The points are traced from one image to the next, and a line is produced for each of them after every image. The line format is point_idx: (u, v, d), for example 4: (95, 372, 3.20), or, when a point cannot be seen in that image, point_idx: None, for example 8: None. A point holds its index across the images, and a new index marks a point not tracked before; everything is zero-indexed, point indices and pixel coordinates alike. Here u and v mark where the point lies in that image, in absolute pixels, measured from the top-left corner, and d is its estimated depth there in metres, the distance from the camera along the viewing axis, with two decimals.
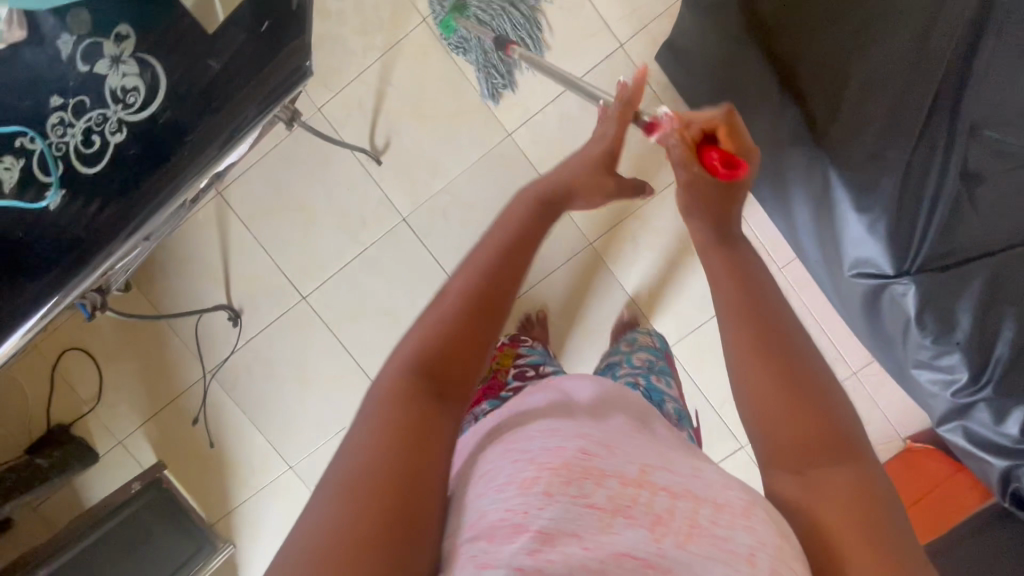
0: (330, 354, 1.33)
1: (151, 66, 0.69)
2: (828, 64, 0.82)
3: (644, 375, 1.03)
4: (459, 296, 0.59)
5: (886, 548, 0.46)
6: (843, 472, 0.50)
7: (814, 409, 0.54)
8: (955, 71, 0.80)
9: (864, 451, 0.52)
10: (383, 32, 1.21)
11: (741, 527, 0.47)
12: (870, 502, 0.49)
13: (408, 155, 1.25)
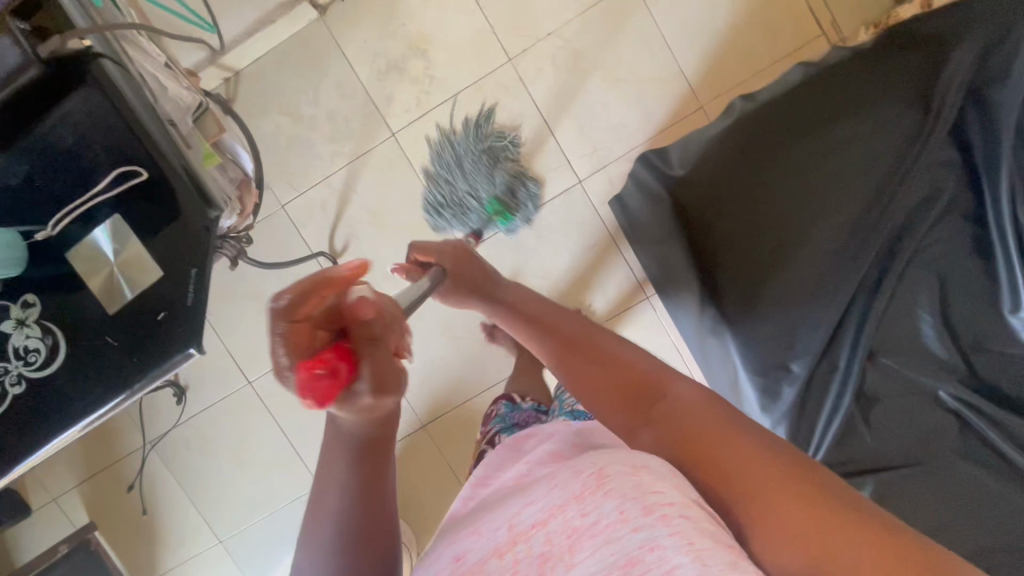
0: (270, 438, 1.35)
1: (54, 331, 0.69)
2: (742, 261, 0.87)
3: None
4: (343, 483, 0.53)
5: (744, 467, 0.45)
6: (660, 414, 0.53)
7: (622, 380, 0.59)
8: (865, 296, 0.84)
9: (659, 380, 0.57)
10: (352, 141, 1.24)
11: (605, 501, 0.46)
12: (703, 424, 0.49)
13: (365, 259, 1.28)
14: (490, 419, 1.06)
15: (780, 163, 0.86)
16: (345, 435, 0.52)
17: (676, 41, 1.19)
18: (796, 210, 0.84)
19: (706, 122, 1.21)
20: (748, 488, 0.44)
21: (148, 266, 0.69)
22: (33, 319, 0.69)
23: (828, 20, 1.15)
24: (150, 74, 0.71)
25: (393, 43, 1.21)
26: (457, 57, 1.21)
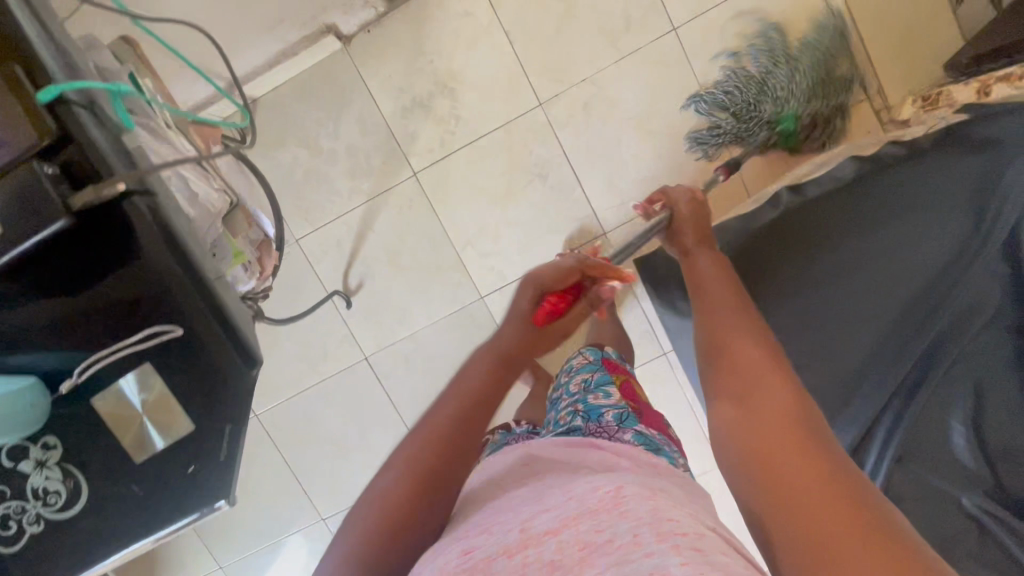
0: (274, 471, 1.34)
1: (75, 475, 0.59)
2: (792, 322, 0.81)
3: (582, 399, 0.91)
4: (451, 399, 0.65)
5: (804, 480, 0.40)
6: (749, 408, 0.47)
7: (735, 365, 0.53)
8: (897, 403, 0.82)
9: (774, 375, 0.50)
10: (371, 178, 1.20)
11: (621, 520, 0.43)
12: (784, 430, 0.44)
13: (379, 299, 1.25)
14: (479, 446, 1.00)
15: (837, 221, 0.80)
16: (502, 347, 0.71)
17: None
18: (849, 286, 0.80)
19: (745, 202, 1.18)
20: (798, 490, 0.40)
21: (180, 417, 0.58)
22: (55, 462, 0.59)
23: (874, 87, 1.10)
24: (184, 211, 0.59)
25: (419, 79, 1.15)
26: (485, 98, 1.16)
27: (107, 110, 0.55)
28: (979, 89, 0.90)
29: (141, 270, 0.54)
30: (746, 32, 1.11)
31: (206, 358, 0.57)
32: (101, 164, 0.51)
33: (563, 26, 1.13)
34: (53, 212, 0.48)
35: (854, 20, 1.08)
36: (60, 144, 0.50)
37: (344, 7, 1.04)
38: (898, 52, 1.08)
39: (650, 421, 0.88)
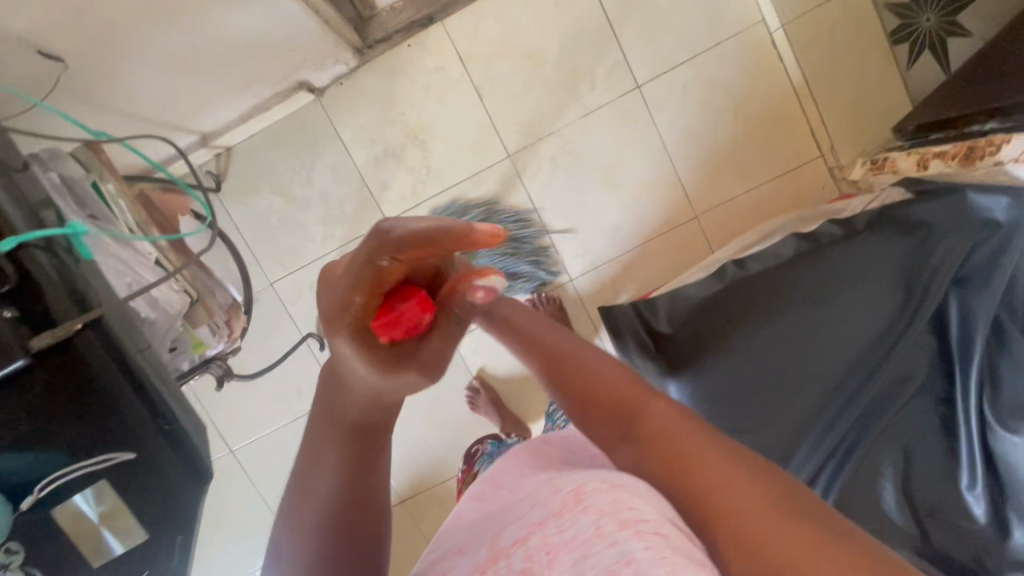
0: (249, 505, 1.37)
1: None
2: (736, 390, 0.86)
3: None
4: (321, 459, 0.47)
5: (722, 489, 0.37)
6: (637, 439, 0.44)
7: (591, 393, 0.48)
8: (837, 461, 0.86)
9: (635, 390, 0.47)
10: (344, 224, 1.23)
11: (583, 516, 0.42)
12: (681, 445, 0.41)
13: None
14: (473, 458, 0.92)
15: (787, 297, 0.85)
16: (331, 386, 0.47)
17: (676, 153, 1.19)
18: (791, 355, 0.85)
19: (707, 255, 1.22)
20: (723, 499, 0.37)
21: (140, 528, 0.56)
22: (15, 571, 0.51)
23: (827, 147, 1.16)
24: (139, 341, 0.58)
25: (391, 130, 1.19)
26: (455, 149, 1.20)
27: (64, 253, 0.58)
28: (919, 163, 0.95)
29: (109, 407, 0.52)
30: (705, 93, 1.16)
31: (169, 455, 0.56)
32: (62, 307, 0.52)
33: (530, 82, 1.17)
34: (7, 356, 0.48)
35: (809, 83, 1.13)
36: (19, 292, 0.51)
37: (316, 65, 1.07)
38: (851, 114, 1.13)
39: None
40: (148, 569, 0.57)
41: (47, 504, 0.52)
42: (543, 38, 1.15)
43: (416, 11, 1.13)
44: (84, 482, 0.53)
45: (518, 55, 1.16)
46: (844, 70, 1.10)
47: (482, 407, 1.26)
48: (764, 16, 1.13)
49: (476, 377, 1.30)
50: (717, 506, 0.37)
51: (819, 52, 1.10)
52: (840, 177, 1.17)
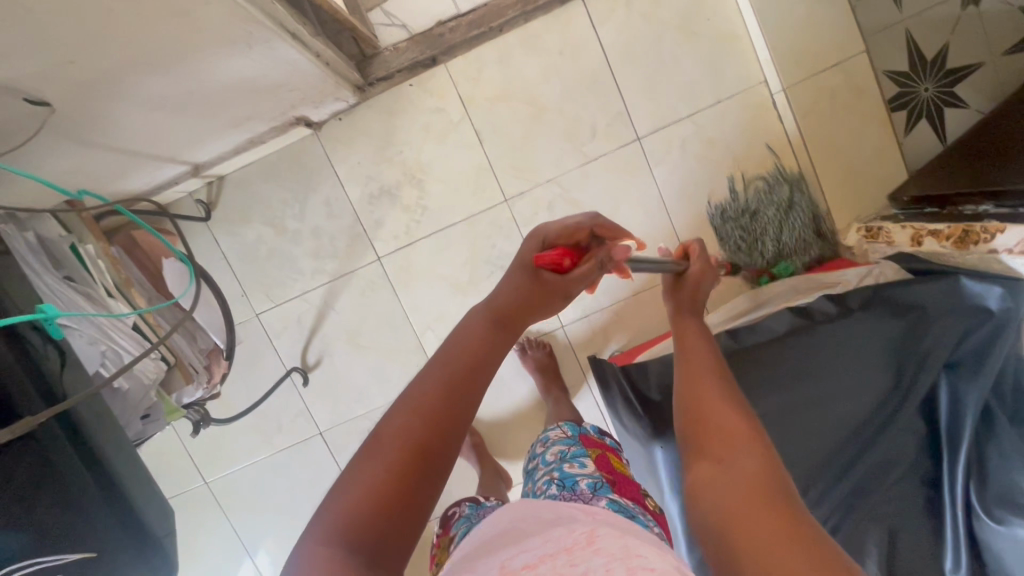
0: (220, 538, 1.33)
1: None
2: None
3: (558, 467, 0.82)
4: (423, 387, 0.49)
5: (772, 542, 0.35)
6: (714, 478, 0.44)
7: (703, 439, 0.49)
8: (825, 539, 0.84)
9: (746, 437, 0.47)
10: (336, 260, 1.21)
11: (594, 557, 0.45)
12: (748, 499, 0.40)
13: (336, 377, 1.26)
14: (450, 522, 0.84)
15: (783, 372, 0.84)
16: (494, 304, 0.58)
17: (674, 206, 1.18)
18: (781, 432, 0.82)
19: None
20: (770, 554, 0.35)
21: None
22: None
23: (822, 211, 1.15)
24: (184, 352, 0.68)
25: (387, 168, 1.18)
26: (452, 191, 1.19)
27: (32, 340, 0.66)
28: (914, 237, 0.95)
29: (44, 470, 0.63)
30: (704, 147, 1.16)
31: None
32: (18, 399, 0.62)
33: (530, 129, 1.16)
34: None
35: (808, 146, 1.12)
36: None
37: (314, 103, 1.06)
38: (848, 179, 1.12)
39: (627, 493, 0.76)
40: None
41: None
42: (546, 86, 1.15)
43: (419, 52, 1.12)
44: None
45: (520, 101, 1.15)
46: (842, 134, 1.10)
47: (466, 452, 1.24)
48: (766, 78, 1.13)
49: None
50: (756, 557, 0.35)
51: (819, 116, 1.10)
52: (834, 243, 1.16)
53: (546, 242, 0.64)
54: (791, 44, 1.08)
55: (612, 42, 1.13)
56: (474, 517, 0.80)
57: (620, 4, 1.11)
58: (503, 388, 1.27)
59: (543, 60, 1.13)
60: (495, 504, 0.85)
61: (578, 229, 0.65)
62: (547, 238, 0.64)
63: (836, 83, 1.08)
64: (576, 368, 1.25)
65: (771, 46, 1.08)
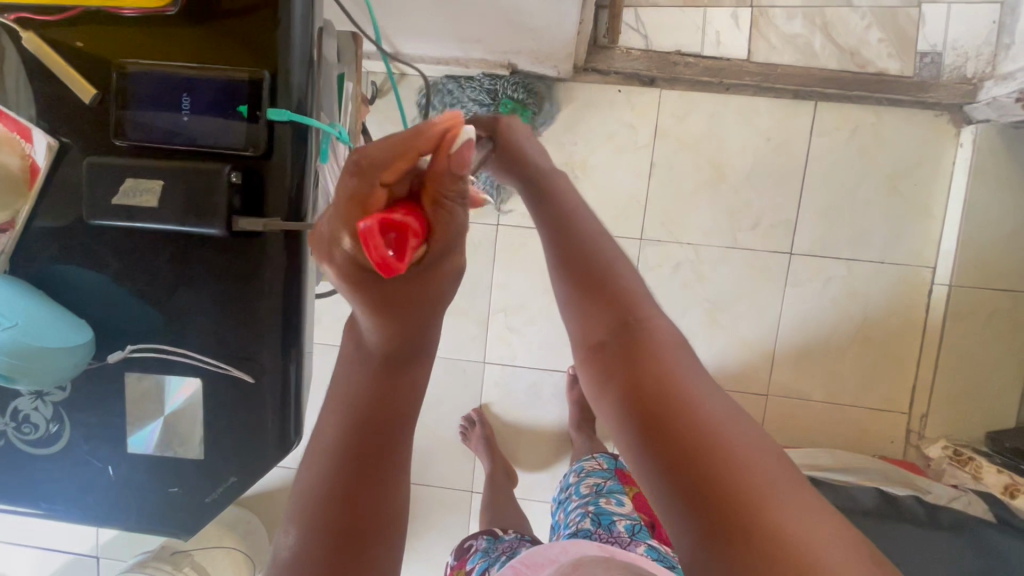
0: None
1: (58, 422, 0.43)
2: None
3: (593, 502, 0.90)
4: (339, 383, 0.45)
5: (727, 440, 0.38)
6: (622, 362, 0.46)
7: (597, 322, 0.50)
8: None
9: (646, 310, 0.50)
10: None
11: None
12: (679, 384, 0.42)
13: None
14: (467, 555, 0.92)
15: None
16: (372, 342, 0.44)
17: (786, 330, 1.16)
18: None
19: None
20: (715, 441, 0.38)
21: (193, 442, 0.42)
22: (51, 402, 0.43)
23: (918, 411, 1.13)
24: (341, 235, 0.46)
25: (554, 151, 1.16)
26: (599, 203, 1.16)
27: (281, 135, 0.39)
28: (1007, 487, 0.95)
29: (244, 285, 0.41)
30: (844, 295, 1.14)
31: (253, 413, 0.42)
32: (278, 204, 0.40)
33: (701, 189, 1.14)
34: (210, 216, 0.39)
35: (940, 349, 1.10)
36: (255, 165, 0.39)
37: (535, 59, 1.04)
38: (959, 397, 1.10)
39: (663, 539, 0.84)
40: (133, 513, 0.43)
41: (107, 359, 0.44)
42: (737, 159, 1.13)
43: (646, 68, 1.10)
44: (177, 373, 0.42)
45: (706, 160, 1.14)
46: (976, 354, 1.09)
47: (474, 442, 1.21)
48: (935, 265, 1.11)
49: (477, 409, 1.24)
50: (704, 456, 0.37)
51: (966, 327, 1.08)
52: (913, 443, 1.14)
53: (350, 247, 0.36)
54: (978, 250, 1.06)
55: (819, 155, 1.11)
56: (491, 552, 0.88)
57: (846, 127, 1.10)
58: (537, 401, 1.24)
59: (750, 136, 1.12)
60: (512, 540, 0.91)
61: (374, 191, 0.35)
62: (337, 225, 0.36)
63: (997, 307, 1.08)
64: None
65: (961, 241, 1.06)
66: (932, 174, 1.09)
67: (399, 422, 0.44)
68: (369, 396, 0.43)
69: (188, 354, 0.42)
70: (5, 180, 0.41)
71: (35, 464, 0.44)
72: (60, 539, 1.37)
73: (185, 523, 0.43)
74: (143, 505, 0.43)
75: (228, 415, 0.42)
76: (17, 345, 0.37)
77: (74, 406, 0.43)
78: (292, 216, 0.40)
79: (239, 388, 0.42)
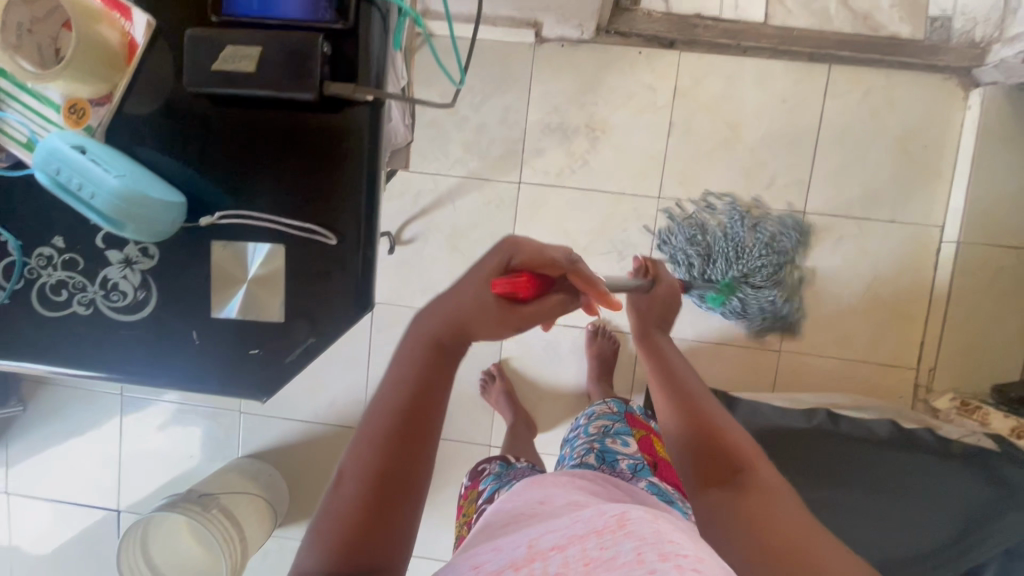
0: None
1: (145, 290, 0.56)
2: None
3: (600, 441, 0.92)
4: (401, 368, 0.52)
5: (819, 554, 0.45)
6: (733, 493, 0.52)
7: (706, 453, 0.56)
8: None
9: (754, 458, 0.56)
10: (482, 162, 1.22)
11: (624, 539, 0.36)
12: (780, 525, 0.48)
13: (417, 263, 1.26)
14: (480, 477, 0.95)
15: (854, 473, 0.87)
16: (427, 324, 0.53)
17: (798, 288, 1.20)
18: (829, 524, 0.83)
19: (766, 390, 1.23)
20: (807, 553, 0.45)
21: (275, 302, 0.54)
22: (140, 268, 0.55)
23: (926, 365, 1.17)
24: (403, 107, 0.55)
25: (576, 111, 1.19)
26: (618, 162, 1.20)
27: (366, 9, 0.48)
28: (1015, 430, 0.96)
29: (333, 157, 0.52)
30: (854, 253, 1.18)
31: (330, 268, 0.53)
32: (360, 71, 0.49)
33: (717, 149, 1.18)
34: (306, 80, 0.47)
35: (948, 305, 1.14)
36: (343, 37, 0.48)
37: (560, 18, 1.08)
38: (966, 352, 1.14)
39: (663, 477, 0.87)
40: (204, 365, 0.55)
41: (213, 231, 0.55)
42: (752, 120, 1.17)
43: (667, 30, 1.14)
44: (270, 235, 0.53)
45: (723, 121, 1.17)
46: (985, 308, 1.12)
47: (494, 395, 1.24)
48: (943, 224, 1.15)
49: (497, 364, 1.28)
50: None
51: (974, 284, 1.12)
52: (921, 397, 1.18)
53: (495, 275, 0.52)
54: (987, 210, 1.10)
55: (832, 117, 1.15)
56: (501, 477, 0.90)
57: (858, 89, 1.14)
58: (555, 358, 1.27)
59: (766, 98, 1.16)
60: (523, 468, 0.94)
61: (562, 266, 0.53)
62: (517, 254, 0.53)
63: (1005, 263, 1.11)
64: (627, 376, 1.26)
65: (969, 200, 1.10)
66: (941, 136, 1.14)
67: (436, 411, 0.51)
68: (418, 382, 0.51)
69: (268, 218, 0.53)
70: (108, 54, 0.51)
71: (124, 324, 0.56)
72: (81, 492, 1.40)
73: (258, 379, 0.54)
74: (227, 363, 0.55)
75: (308, 268, 0.53)
76: (124, 190, 0.48)
77: (167, 269, 0.54)
78: (372, 82, 0.49)
79: (317, 256, 0.53)
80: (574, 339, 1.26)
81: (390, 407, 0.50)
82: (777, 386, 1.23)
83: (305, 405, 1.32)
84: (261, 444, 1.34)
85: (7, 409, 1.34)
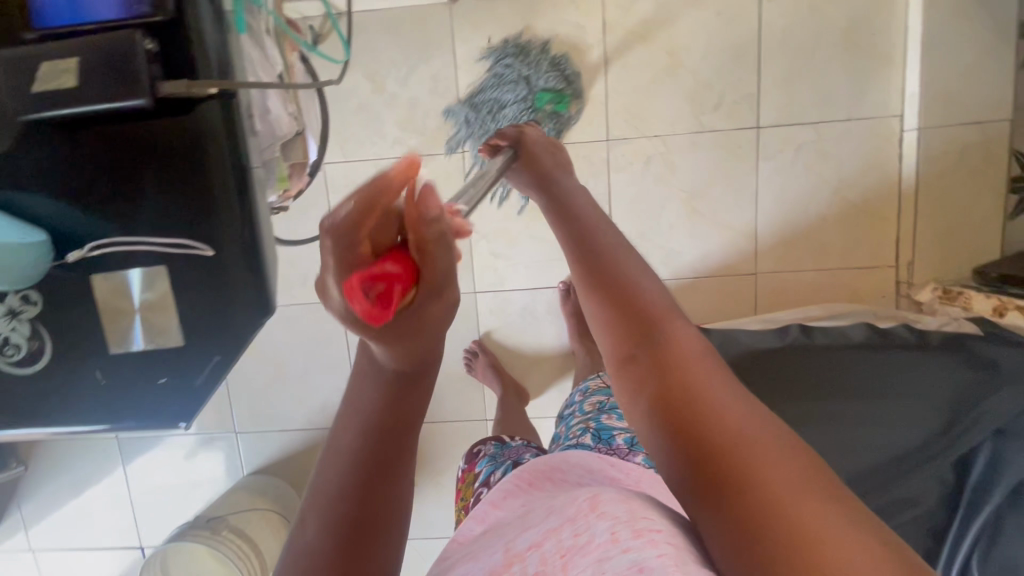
0: None
1: (41, 337, 0.58)
2: None
3: (594, 418, 0.88)
4: (362, 404, 0.40)
5: (756, 442, 0.32)
6: (646, 374, 0.39)
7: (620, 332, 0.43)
8: None
9: (662, 315, 0.42)
10: (421, 137, 1.18)
11: (597, 523, 0.36)
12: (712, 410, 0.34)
13: None
14: (476, 459, 0.93)
15: (840, 381, 0.86)
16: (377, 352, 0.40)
17: (765, 206, 1.16)
18: (827, 434, 0.82)
19: (749, 314, 1.22)
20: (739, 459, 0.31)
21: (172, 329, 0.57)
22: (27, 317, 0.57)
23: (905, 260, 1.15)
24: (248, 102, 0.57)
25: None
26: None
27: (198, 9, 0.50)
28: (999, 308, 0.97)
29: (194, 165, 0.53)
30: (816, 160, 1.14)
31: (221, 273, 0.55)
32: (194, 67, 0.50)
33: (659, 79, 1.13)
34: (134, 83, 0.47)
35: (919, 195, 1.10)
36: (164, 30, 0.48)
37: None
38: (943, 239, 1.12)
39: None
40: (117, 398, 0.59)
41: (96, 263, 0.55)
42: (691, 41, 1.11)
43: None
44: (151, 257, 0.55)
45: (659, 46, 1.12)
46: (957, 193, 1.09)
47: (480, 370, 1.23)
48: (903, 112, 1.11)
49: (478, 339, 1.26)
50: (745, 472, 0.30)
51: (943, 169, 1.08)
52: (904, 293, 1.16)
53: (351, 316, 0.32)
54: (944, 89, 1.06)
55: (773, 21, 1.09)
56: (497, 457, 0.90)
57: None
58: (534, 322, 1.25)
59: (701, 14, 1.10)
60: (517, 447, 0.94)
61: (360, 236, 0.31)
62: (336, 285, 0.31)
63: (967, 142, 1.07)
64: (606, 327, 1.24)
65: (924, 82, 1.06)
66: (889, 20, 1.08)
67: (409, 440, 0.42)
68: (388, 411, 0.40)
69: (148, 239, 0.54)
70: None
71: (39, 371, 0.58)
72: (98, 537, 1.42)
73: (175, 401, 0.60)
74: (141, 392, 0.59)
75: (201, 284, 0.56)
76: None
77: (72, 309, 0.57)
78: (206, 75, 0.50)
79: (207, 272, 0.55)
80: (548, 299, 1.24)
81: (352, 449, 0.40)
82: (759, 308, 1.21)
83: (299, 414, 1.31)
84: (262, 459, 1.35)
85: (10, 470, 1.34)
